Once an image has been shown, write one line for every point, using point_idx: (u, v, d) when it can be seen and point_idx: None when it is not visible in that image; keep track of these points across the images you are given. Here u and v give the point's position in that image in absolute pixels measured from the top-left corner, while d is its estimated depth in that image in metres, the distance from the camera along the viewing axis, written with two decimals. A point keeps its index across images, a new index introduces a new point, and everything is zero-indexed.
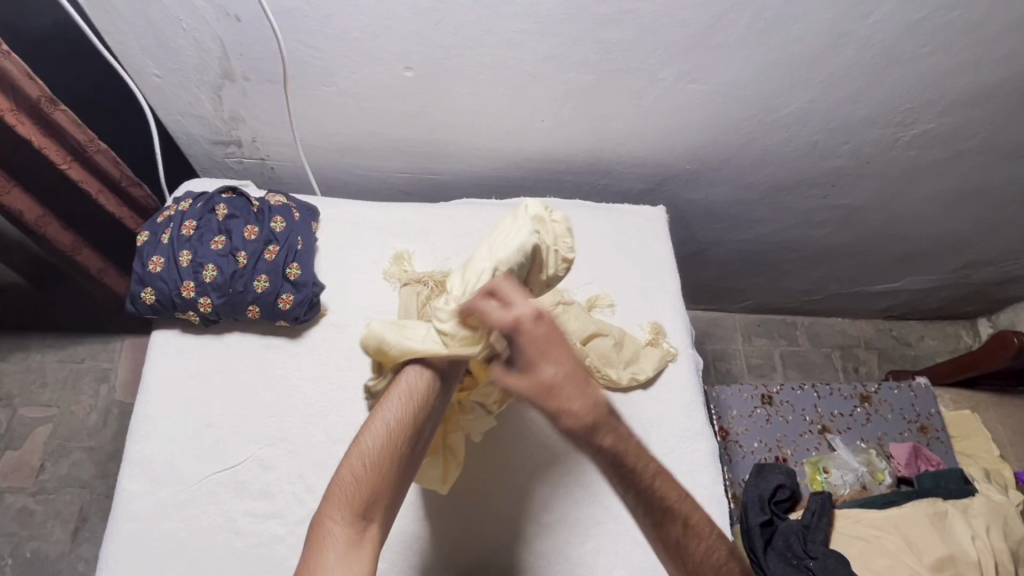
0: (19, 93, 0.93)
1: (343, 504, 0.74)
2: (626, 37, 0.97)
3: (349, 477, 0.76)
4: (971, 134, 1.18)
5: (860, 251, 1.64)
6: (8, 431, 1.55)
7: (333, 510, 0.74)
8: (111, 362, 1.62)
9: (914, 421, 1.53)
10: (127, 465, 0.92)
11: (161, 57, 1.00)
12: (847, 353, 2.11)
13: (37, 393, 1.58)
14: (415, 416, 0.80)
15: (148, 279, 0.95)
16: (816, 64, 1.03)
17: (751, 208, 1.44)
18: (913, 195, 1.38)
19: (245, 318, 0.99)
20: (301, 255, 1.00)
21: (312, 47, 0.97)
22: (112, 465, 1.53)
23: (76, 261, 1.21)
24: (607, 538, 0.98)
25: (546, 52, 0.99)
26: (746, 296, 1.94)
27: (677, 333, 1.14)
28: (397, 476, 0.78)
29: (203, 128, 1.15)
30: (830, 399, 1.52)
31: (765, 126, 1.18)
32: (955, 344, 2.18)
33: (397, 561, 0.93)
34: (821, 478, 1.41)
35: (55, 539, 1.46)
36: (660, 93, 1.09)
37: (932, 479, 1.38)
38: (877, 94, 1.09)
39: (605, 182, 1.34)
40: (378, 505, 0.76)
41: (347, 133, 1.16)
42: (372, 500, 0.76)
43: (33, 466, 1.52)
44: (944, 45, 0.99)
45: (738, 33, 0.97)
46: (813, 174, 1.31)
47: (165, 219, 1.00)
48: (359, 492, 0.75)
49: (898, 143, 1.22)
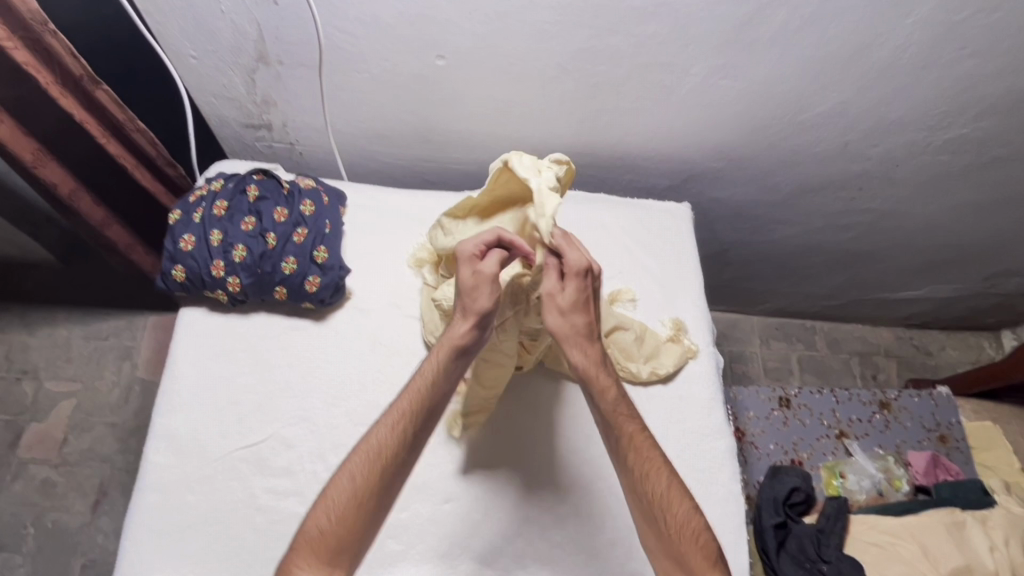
0: (64, 70, 0.95)
1: (308, 553, 0.74)
2: (659, 31, 0.97)
3: (325, 509, 0.75)
4: (1006, 141, 1.17)
5: (884, 257, 1.62)
6: (34, 404, 1.58)
7: (298, 561, 0.73)
8: (134, 340, 1.65)
9: (933, 429, 1.51)
10: (152, 438, 0.93)
11: (198, 39, 1.01)
12: (865, 360, 2.09)
13: (62, 368, 1.62)
14: (387, 448, 0.77)
15: (179, 257, 0.96)
16: (851, 64, 1.02)
17: (776, 209, 1.43)
18: (943, 200, 1.36)
19: (272, 298, 1.00)
20: (329, 239, 1.01)
21: (347, 33, 0.98)
22: (132, 441, 1.56)
23: (105, 236, 1.25)
24: (621, 532, 0.96)
25: (580, 44, 0.99)
26: (765, 298, 1.93)
27: (698, 330, 1.13)
28: (367, 521, 0.75)
29: (236, 111, 1.17)
30: (849, 404, 1.51)
31: (795, 125, 1.17)
32: (977, 355, 2.15)
33: (412, 545, 0.93)
34: (837, 483, 1.40)
35: (76, 511, 1.50)
36: (690, 89, 1.08)
37: (951, 489, 1.37)
38: (913, 95, 1.08)
39: (629, 177, 1.34)
40: (345, 551, 0.74)
41: (376, 120, 1.17)
42: (339, 548, 0.74)
43: (56, 439, 1.55)
44: (983, 49, 0.97)
45: (774, 29, 0.96)
46: (842, 176, 1.30)
47: (196, 198, 1.02)
48: (323, 543, 0.74)
49: (930, 148, 1.20)
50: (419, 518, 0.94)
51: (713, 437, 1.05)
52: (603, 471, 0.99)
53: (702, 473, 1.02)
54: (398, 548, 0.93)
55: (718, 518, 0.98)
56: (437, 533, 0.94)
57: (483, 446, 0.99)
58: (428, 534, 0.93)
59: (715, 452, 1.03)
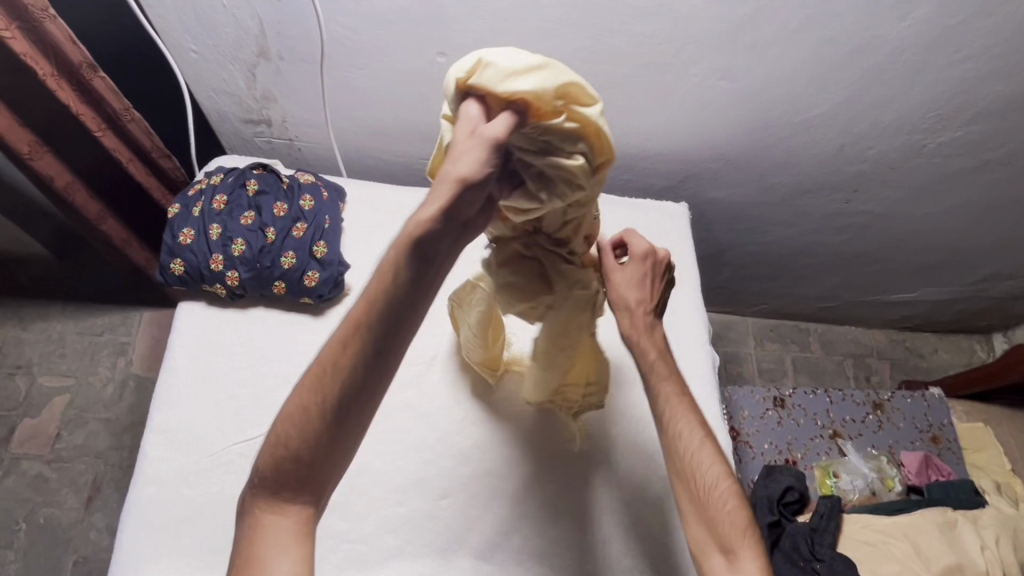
0: (61, 59, 0.95)
1: (645, 333, 0.88)
2: (660, 31, 0.97)
3: (342, 362, 0.55)
4: (1000, 143, 1.18)
5: (878, 260, 1.64)
6: (27, 399, 1.57)
7: (645, 334, 0.88)
8: (129, 336, 1.65)
9: (925, 430, 1.52)
10: (150, 432, 0.93)
11: (199, 33, 1.02)
12: (859, 362, 2.11)
13: (56, 363, 1.61)
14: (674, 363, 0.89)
15: (178, 250, 0.97)
16: (847, 66, 1.03)
17: (771, 210, 1.45)
18: (936, 203, 1.38)
19: (272, 293, 1.00)
20: (329, 234, 1.02)
21: (348, 29, 0.98)
22: (126, 437, 1.56)
23: (101, 230, 1.23)
24: (620, 528, 0.95)
25: (580, 41, 1.00)
26: (760, 300, 1.94)
27: (696, 331, 1.14)
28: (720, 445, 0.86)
29: (235, 106, 1.17)
30: (842, 404, 1.53)
31: (791, 127, 1.18)
32: (969, 358, 2.17)
33: (408, 539, 0.91)
34: (831, 482, 1.41)
35: (69, 507, 1.49)
36: (690, 89, 1.09)
37: (943, 489, 1.38)
38: (908, 99, 1.09)
39: (627, 177, 1.34)
40: (657, 358, 0.88)
41: (376, 118, 1.17)
42: (661, 363, 0.88)
43: (49, 435, 1.54)
44: (978, 52, 0.99)
45: (773, 30, 0.97)
46: (838, 177, 1.31)
47: (196, 192, 1.02)
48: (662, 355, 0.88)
49: (924, 150, 1.21)
50: (416, 513, 0.92)
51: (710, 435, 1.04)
52: (601, 468, 0.99)
53: None
54: (394, 543, 0.90)
55: None
56: (435, 527, 0.92)
57: (488, 437, 0.98)
58: (424, 530, 0.91)
59: None
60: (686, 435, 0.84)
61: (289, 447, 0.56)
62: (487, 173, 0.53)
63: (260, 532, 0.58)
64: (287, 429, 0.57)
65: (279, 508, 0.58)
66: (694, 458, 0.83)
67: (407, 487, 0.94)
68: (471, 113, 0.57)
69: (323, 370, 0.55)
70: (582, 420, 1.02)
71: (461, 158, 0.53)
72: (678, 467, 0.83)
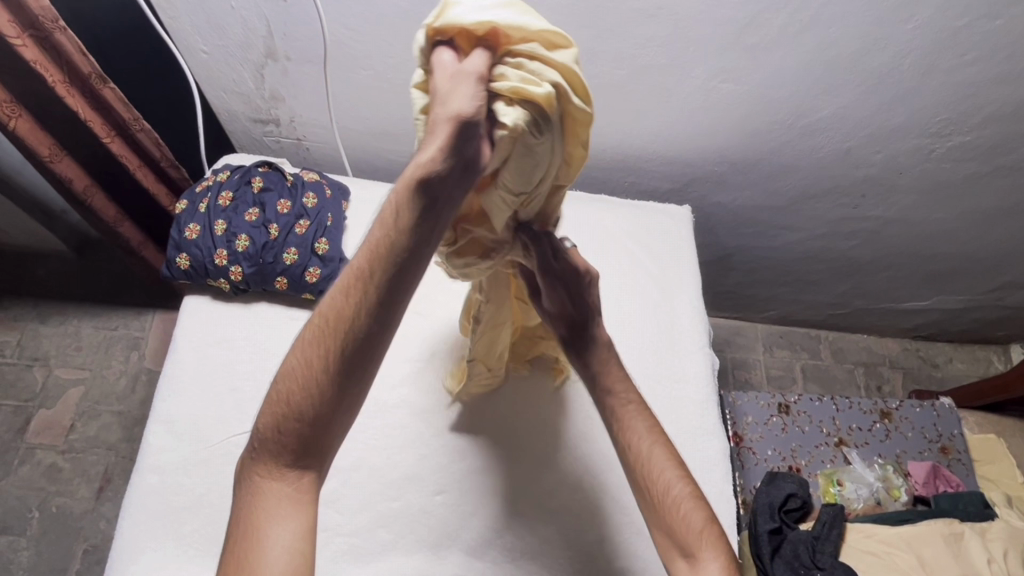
0: (73, 68, 0.98)
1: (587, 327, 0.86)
2: (661, 33, 0.98)
3: (350, 308, 0.54)
4: (1011, 148, 1.17)
5: (889, 266, 1.61)
6: (44, 390, 1.61)
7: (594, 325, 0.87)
8: (142, 331, 1.68)
9: (935, 440, 1.49)
10: (153, 422, 0.95)
11: (208, 33, 1.04)
12: (871, 371, 2.07)
13: (72, 356, 1.65)
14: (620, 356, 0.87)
15: (184, 245, 1.00)
16: (850, 69, 1.03)
17: (778, 214, 1.44)
18: (946, 209, 1.36)
19: (274, 289, 1.02)
20: (330, 231, 1.03)
21: (353, 31, 1.00)
22: (137, 430, 1.59)
23: (117, 232, 1.27)
24: (611, 528, 0.95)
25: (581, 43, 1.01)
26: (769, 306, 1.93)
27: (695, 332, 1.13)
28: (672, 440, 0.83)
29: (244, 105, 1.19)
30: (849, 412, 1.50)
31: (797, 130, 1.17)
32: (985, 368, 2.13)
33: (402, 534, 0.92)
34: (835, 491, 1.39)
35: (80, 497, 1.52)
36: (693, 91, 1.09)
37: (950, 500, 1.36)
38: (915, 102, 1.08)
39: (631, 179, 1.35)
40: (603, 350, 0.86)
41: (382, 119, 1.19)
42: (606, 357, 0.86)
43: (64, 426, 1.58)
44: (984, 55, 0.98)
45: (774, 33, 0.97)
46: (845, 182, 1.30)
47: (203, 189, 1.05)
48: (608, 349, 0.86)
49: (933, 155, 1.20)
50: (411, 508, 0.93)
51: (706, 439, 1.04)
52: (595, 468, 0.99)
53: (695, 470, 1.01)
54: (388, 537, 0.91)
55: None
56: (428, 523, 0.92)
57: (483, 434, 0.99)
58: (418, 524, 0.92)
59: (711, 452, 1.03)
60: (634, 426, 0.82)
61: (290, 404, 0.56)
62: (479, 109, 0.55)
63: (259, 499, 0.58)
64: (289, 387, 0.56)
65: (278, 474, 0.58)
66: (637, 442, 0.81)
67: (401, 483, 0.95)
68: (445, 60, 0.59)
69: (329, 320, 0.54)
70: (560, 401, 1.04)
71: (460, 96, 0.55)
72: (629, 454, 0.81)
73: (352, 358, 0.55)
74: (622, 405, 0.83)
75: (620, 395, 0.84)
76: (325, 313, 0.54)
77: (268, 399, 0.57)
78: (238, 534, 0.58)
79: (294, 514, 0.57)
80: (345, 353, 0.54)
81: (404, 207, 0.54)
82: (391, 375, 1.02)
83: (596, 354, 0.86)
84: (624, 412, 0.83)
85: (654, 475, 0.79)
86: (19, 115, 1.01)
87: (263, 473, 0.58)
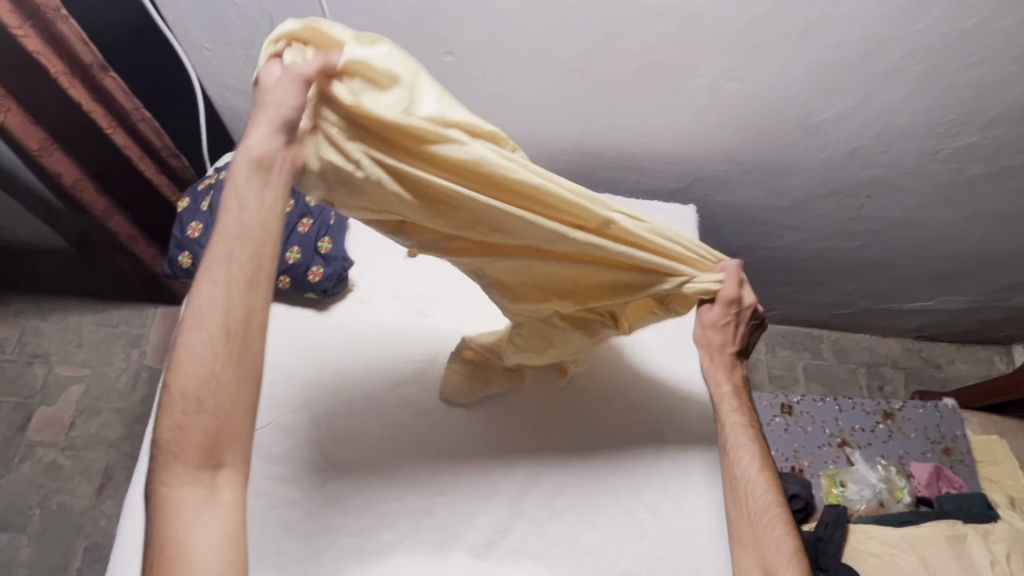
0: (74, 58, 0.99)
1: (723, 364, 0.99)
2: (667, 32, 0.97)
3: (237, 300, 0.63)
4: (1017, 150, 1.16)
5: (893, 266, 1.61)
6: (45, 387, 1.61)
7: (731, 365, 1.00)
8: (143, 328, 1.68)
9: (937, 442, 1.49)
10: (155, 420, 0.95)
11: (211, 31, 1.03)
12: (873, 371, 2.07)
13: (73, 353, 1.65)
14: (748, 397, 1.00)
15: (186, 244, 0.99)
16: (858, 69, 1.02)
17: (783, 214, 1.43)
18: (952, 210, 1.35)
19: (277, 287, 1.05)
20: (333, 230, 1.07)
21: (357, 28, 1.00)
22: (138, 427, 1.58)
23: (107, 226, 1.28)
24: (615, 529, 0.94)
25: (587, 42, 1.00)
26: (771, 306, 1.92)
27: (699, 333, 1.13)
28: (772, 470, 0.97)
29: (247, 103, 1.19)
30: (852, 413, 1.51)
31: (802, 130, 1.16)
32: (988, 369, 2.12)
33: (405, 535, 0.91)
34: (838, 491, 1.39)
35: (81, 494, 1.52)
36: (698, 91, 1.08)
37: (954, 502, 1.35)
38: (921, 102, 1.07)
39: (636, 178, 1.34)
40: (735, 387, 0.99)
41: None
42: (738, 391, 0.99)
43: (64, 423, 1.58)
44: (992, 56, 0.97)
45: (781, 33, 0.97)
46: (850, 182, 1.29)
47: (205, 186, 1.05)
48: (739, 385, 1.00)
49: (939, 156, 1.19)
50: (414, 508, 0.93)
51: (710, 440, 1.03)
52: (599, 470, 0.99)
53: (699, 473, 1.00)
54: (391, 538, 0.91)
55: (716, 520, 0.97)
56: (432, 524, 0.92)
57: (487, 434, 0.99)
58: (422, 525, 0.92)
59: (715, 454, 1.02)
60: (745, 454, 0.96)
61: (199, 403, 0.62)
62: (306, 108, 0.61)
63: (169, 509, 0.62)
64: (199, 393, 0.62)
65: (185, 478, 0.62)
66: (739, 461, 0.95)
67: (405, 483, 0.94)
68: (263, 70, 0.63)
69: (220, 315, 0.62)
70: (561, 399, 1.04)
71: (281, 93, 0.59)
72: (726, 462, 0.96)
73: (242, 351, 0.63)
74: (730, 428, 0.97)
75: (738, 421, 0.97)
76: (219, 318, 0.62)
77: (167, 412, 0.63)
78: (158, 551, 0.61)
79: (214, 506, 0.62)
80: (234, 349, 0.63)
81: (244, 216, 0.63)
82: (394, 375, 1.02)
83: (725, 383, 0.99)
84: (735, 438, 0.96)
85: (751, 492, 0.93)
86: (9, 110, 1.02)
87: (170, 482, 0.62)
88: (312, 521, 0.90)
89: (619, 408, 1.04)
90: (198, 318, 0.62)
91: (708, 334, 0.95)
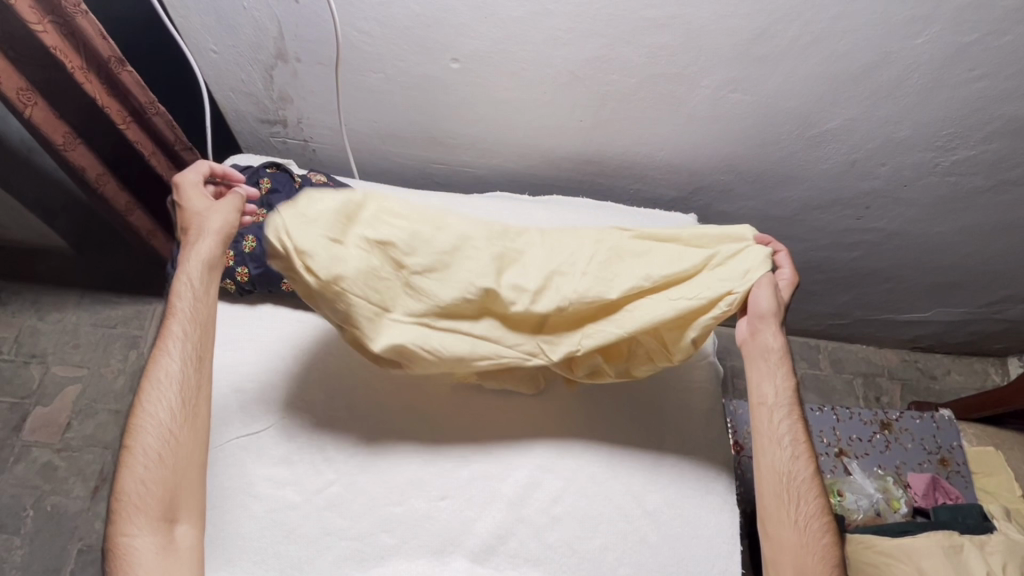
0: (92, 53, 0.98)
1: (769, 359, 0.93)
2: (673, 42, 0.98)
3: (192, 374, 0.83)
4: (1015, 164, 1.17)
5: (890, 277, 1.62)
6: (41, 388, 1.60)
7: (779, 360, 0.92)
8: (141, 330, 1.68)
9: (934, 452, 1.50)
10: None
11: (219, 34, 1.04)
12: (869, 381, 2.08)
13: (70, 354, 1.64)
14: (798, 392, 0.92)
15: None
16: (860, 81, 1.03)
17: (783, 224, 1.44)
18: (949, 222, 1.36)
19: (280, 290, 1.05)
20: None
21: (364, 31, 1.00)
22: None
23: (129, 221, 1.30)
24: (615, 536, 0.94)
25: (592, 52, 1.01)
26: None
27: None
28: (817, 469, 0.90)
29: (252, 105, 1.19)
30: (850, 423, 1.51)
31: (804, 141, 1.17)
32: (982, 381, 2.13)
33: (404, 541, 0.91)
34: (834, 501, 1.39)
35: (75, 496, 1.51)
36: (702, 101, 1.09)
37: (950, 513, 1.36)
38: (921, 115, 1.08)
39: (637, 186, 1.35)
40: (784, 382, 0.92)
41: (389, 120, 1.19)
42: (785, 386, 0.91)
43: (60, 424, 1.57)
44: (990, 71, 0.98)
45: (784, 45, 0.98)
46: (849, 193, 1.31)
47: None
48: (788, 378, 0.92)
49: (937, 169, 1.20)
50: (415, 513, 0.92)
51: (710, 446, 1.04)
52: (598, 475, 0.99)
53: (700, 477, 1.01)
54: (391, 542, 0.90)
55: (715, 528, 0.97)
56: (432, 529, 0.92)
57: (488, 433, 1.00)
58: (421, 530, 0.91)
59: (714, 461, 1.03)
60: (786, 453, 0.89)
61: (160, 461, 0.79)
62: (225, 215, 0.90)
63: (130, 550, 0.76)
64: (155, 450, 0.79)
65: (145, 528, 0.76)
66: (774, 458, 0.89)
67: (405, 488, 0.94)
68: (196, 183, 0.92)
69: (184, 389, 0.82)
70: (574, 407, 1.03)
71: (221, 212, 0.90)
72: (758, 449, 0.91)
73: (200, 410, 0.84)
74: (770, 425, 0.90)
75: (783, 419, 0.90)
76: (183, 390, 0.82)
77: (127, 468, 0.78)
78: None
79: (175, 549, 0.77)
80: (187, 415, 0.82)
81: (190, 310, 0.84)
82: (395, 378, 1.02)
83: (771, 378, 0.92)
84: (778, 436, 0.89)
85: (791, 491, 0.87)
86: (34, 103, 1.01)
87: (131, 533, 0.76)
88: (313, 525, 0.90)
89: (638, 412, 1.05)
90: (159, 395, 0.81)
91: (759, 336, 0.93)
